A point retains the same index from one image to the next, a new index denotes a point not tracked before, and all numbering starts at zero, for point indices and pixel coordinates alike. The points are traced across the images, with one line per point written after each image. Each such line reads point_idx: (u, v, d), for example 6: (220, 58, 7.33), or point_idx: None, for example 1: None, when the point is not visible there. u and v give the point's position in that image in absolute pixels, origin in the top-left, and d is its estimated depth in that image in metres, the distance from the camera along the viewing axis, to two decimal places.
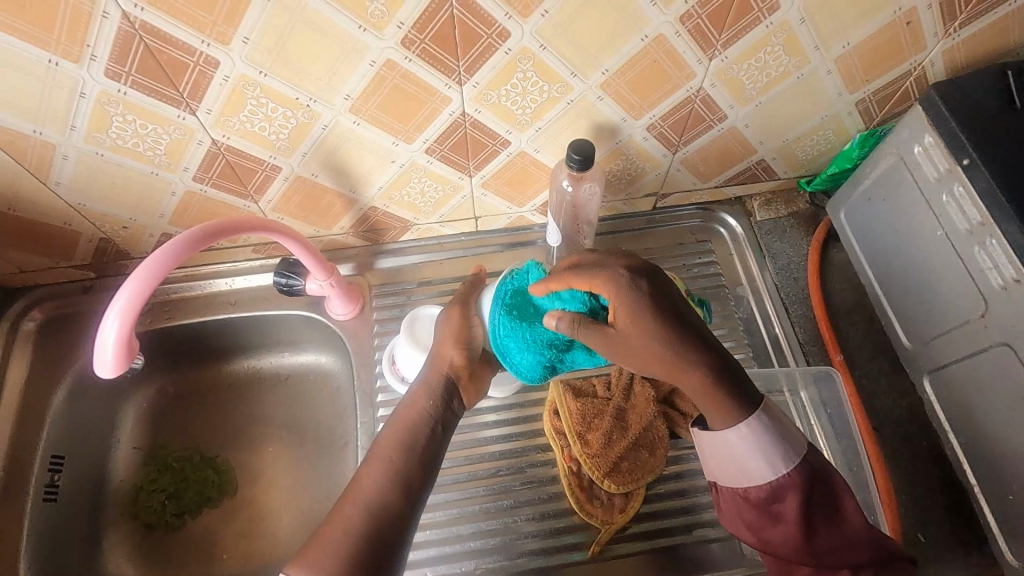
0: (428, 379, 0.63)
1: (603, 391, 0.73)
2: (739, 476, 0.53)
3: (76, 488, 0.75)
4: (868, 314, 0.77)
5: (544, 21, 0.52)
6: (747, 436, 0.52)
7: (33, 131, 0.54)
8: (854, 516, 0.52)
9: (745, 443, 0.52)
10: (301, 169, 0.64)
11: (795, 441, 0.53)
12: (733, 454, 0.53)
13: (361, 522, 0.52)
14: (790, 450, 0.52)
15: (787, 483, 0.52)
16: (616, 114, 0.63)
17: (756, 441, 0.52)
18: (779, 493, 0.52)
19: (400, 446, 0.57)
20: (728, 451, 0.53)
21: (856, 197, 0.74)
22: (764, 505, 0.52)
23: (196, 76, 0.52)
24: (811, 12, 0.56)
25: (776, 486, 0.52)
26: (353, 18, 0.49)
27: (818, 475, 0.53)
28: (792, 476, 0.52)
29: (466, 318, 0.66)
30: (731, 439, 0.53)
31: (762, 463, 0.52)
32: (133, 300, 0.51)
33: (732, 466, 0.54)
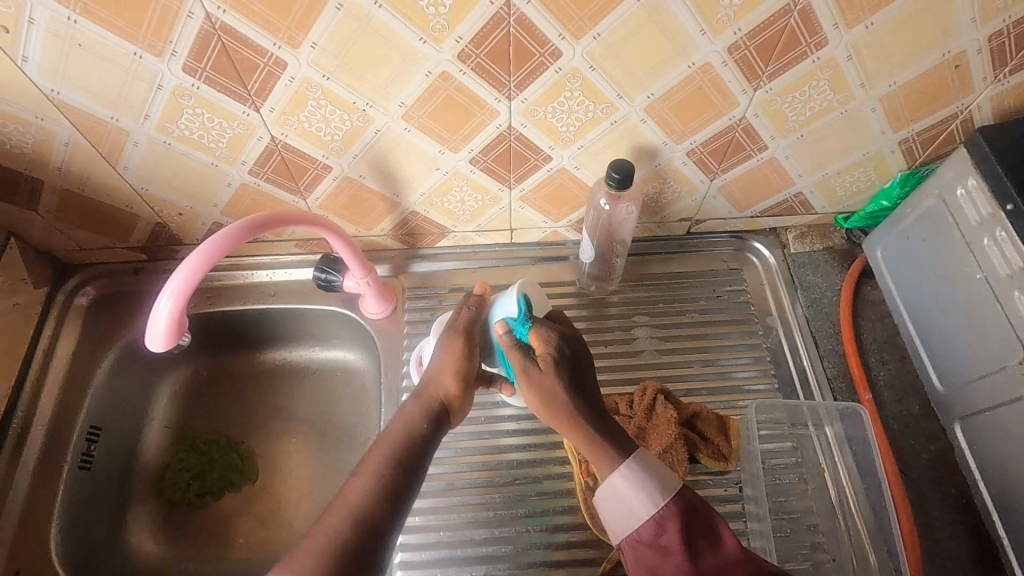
0: (425, 398, 0.61)
1: (625, 409, 0.71)
2: (626, 520, 0.54)
3: (109, 460, 0.78)
4: (900, 355, 0.75)
5: (595, 43, 0.54)
6: (625, 475, 0.54)
7: (110, 118, 0.59)
8: (730, 542, 0.51)
9: (626, 485, 0.54)
10: (350, 170, 0.67)
11: (668, 475, 0.55)
12: (615, 499, 0.54)
13: (345, 530, 0.51)
14: (664, 484, 0.54)
15: (666, 514, 0.53)
16: (658, 136, 0.65)
17: (631, 477, 0.54)
18: (662, 525, 0.52)
19: (392, 456, 0.56)
20: (616, 497, 0.55)
21: (894, 235, 0.73)
22: (653, 541, 0.52)
23: (264, 76, 0.55)
24: (859, 50, 0.57)
25: (658, 518, 0.52)
26: (416, 30, 0.52)
27: (695, 506, 0.53)
28: (669, 508, 0.53)
29: (467, 346, 0.63)
30: (614, 481, 0.55)
31: (642, 497, 0.53)
32: (189, 278, 0.54)
33: (619, 510, 0.54)
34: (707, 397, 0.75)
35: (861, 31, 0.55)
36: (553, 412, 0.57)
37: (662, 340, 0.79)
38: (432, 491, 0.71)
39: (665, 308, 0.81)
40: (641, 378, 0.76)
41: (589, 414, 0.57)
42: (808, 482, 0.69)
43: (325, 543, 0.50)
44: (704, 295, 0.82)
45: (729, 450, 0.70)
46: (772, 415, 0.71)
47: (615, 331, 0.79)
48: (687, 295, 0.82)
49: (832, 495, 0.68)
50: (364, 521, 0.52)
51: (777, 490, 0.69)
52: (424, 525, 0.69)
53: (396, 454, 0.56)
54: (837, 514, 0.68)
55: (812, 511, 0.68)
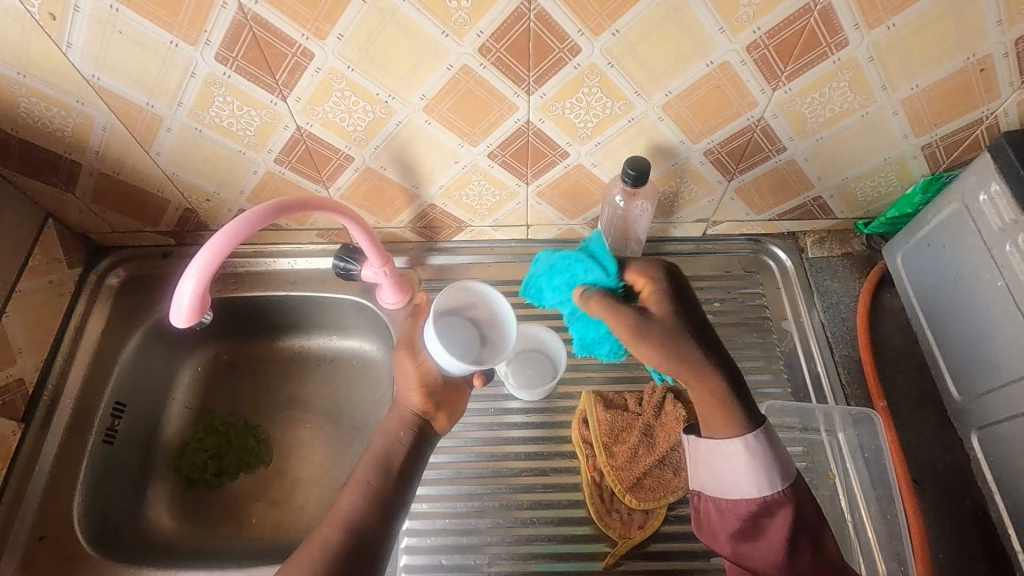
0: (401, 411, 0.64)
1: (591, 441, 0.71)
2: (727, 486, 0.54)
3: (132, 435, 0.80)
4: (918, 363, 0.74)
5: (613, 39, 0.55)
6: (750, 451, 0.53)
7: (146, 104, 0.61)
8: (831, 547, 0.52)
9: (743, 458, 0.53)
10: (371, 161, 0.69)
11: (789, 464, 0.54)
12: (726, 468, 0.54)
13: (335, 538, 0.55)
14: (784, 474, 0.53)
15: (777, 499, 0.52)
16: (675, 135, 0.65)
17: (752, 457, 0.53)
18: (769, 508, 0.53)
19: (376, 471, 0.59)
20: (725, 462, 0.55)
21: (915, 242, 0.72)
22: (750, 516, 0.53)
23: (292, 66, 0.57)
24: (880, 51, 0.56)
25: (767, 500, 0.53)
26: (438, 24, 0.53)
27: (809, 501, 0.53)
28: (780, 494, 0.52)
29: (413, 358, 0.64)
30: (731, 452, 0.54)
31: (756, 478, 0.53)
32: (212, 258, 0.55)
33: (724, 477, 0.54)
34: None
35: (882, 32, 0.55)
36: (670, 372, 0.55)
37: None
38: (441, 479, 0.72)
39: None
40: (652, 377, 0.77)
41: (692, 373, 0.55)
42: (818, 488, 0.69)
43: (321, 547, 0.54)
44: (718, 296, 0.81)
45: None
46: (783, 419, 0.71)
47: None
48: (701, 296, 0.82)
49: (843, 501, 0.68)
50: (358, 528, 0.56)
51: None
52: (431, 512, 0.70)
53: (380, 467, 0.60)
54: (846, 521, 0.67)
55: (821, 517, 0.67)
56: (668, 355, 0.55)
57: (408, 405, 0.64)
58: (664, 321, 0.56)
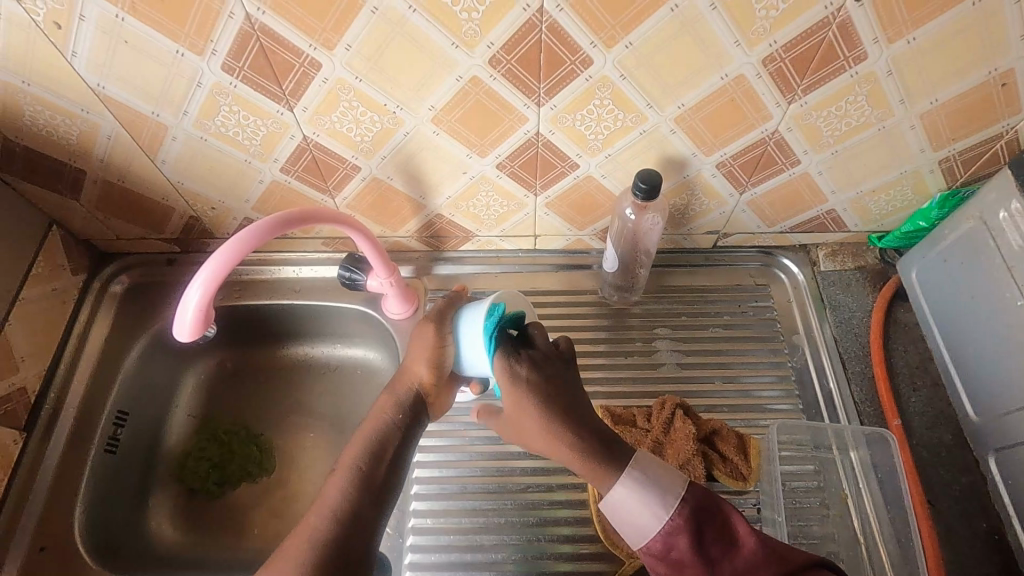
0: (395, 391, 0.63)
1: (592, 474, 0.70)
2: (636, 536, 0.51)
3: (134, 444, 0.80)
4: (933, 381, 0.73)
5: (627, 52, 0.54)
6: (630, 490, 0.52)
7: (151, 113, 0.61)
8: (746, 540, 0.48)
9: (628, 500, 0.52)
10: (378, 171, 0.68)
11: (669, 479, 0.52)
12: (625, 516, 0.52)
13: (326, 528, 0.51)
14: (667, 493, 0.51)
15: (674, 527, 0.49)
16: (686, 147, 0.64)
17: (633, 492, 0.52)
18: (672, 539, 0.49)
19: (366, 452, 0.57)
20: (622, 515, 0.52)
21: (931, 257, 0.71)
22: (665, 556, 0.49)
23: (300, 76, 0.56)
24: (899, 65, 0.55)
25: (666, 532, 0.49)
26: (448, 35, 0.52)
27: (704, 509, 0.50)
28: (676, 518, 0.50)
29: (438, 336, 0.63)
30: (618, 500, 0.52)
31: (647, 509, 0.51)
32: (217, 270, 0.54)
33: (628, 530, 0.52)
34: (728, 415, 0.74)
35: (902, 46, 0.53)
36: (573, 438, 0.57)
37: (684, 353, 0.78)
38: (446, 494, 0.71)
39: (688, 321, 0.80)
40: (661, 391, 0.75)
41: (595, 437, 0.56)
42: (830, 508, 0.67)
43: (309, 534, 0.50)
44: (728, 309, 0.80)
45: (748, 471, 0.68)
46: (794, 436, 0.69)
47: (636, 342, 0.79)
48: (711, 309, 0.80)
49: (855, 522, 0.66)
50: (348, 517, 0.52)
51: (797, 513, 0.67)
52: (435, 527, 0.69)
53: (372, 447, 0.57)
54: (859, 542, 0.65)
55: (834, 538, 0.66)
56: (537, 422, 0.57)
57: (407, 382, 0.63)
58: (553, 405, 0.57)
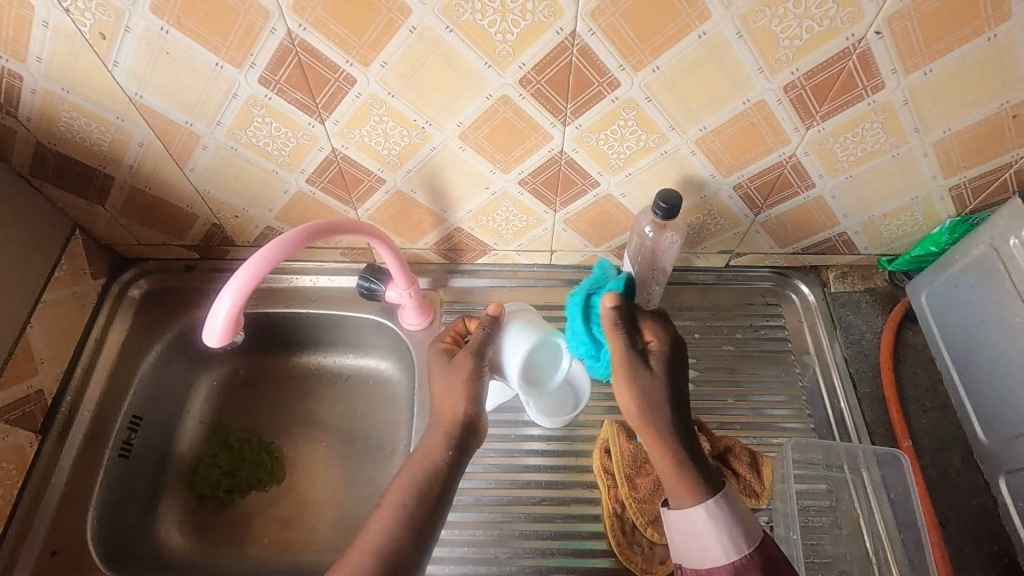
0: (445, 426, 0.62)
1: (626, 445, 0.71)
2: (701, 557, 0.55)
3: (146, 449, 0.80)
4: (942, 403, 0.74)
5: (653, 76, 0.55)
6: (713, 519, 0.55)
7: (185, 122, 0.62)
8: None
9: (710, 529, 0.55)
10: (402, 184, 0.69)
11: (750, 524, 0.55)
12: (694, 534, 0.56)
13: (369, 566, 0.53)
14: (748, 535, 0.55)
15: (746, 564, 0.53)
16: (706, 169, 0.66)
17: (717, 522, 0.55)
18: (740, 573, 0.53)
19: (413, 492, 0.58)
20: (693, 532, 0.56)
21: (941, 281, 0.72)
22: None
23: (334, 90, 0.58)
24: (915, 95, 0.57)
25: (738, 565, 0.53)
26: (481, 55, 0.54)
27: (773, 560, 0.54)
28: (752, 556, 0.54)
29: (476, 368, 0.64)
30: (696, 522, 0.55)
31: (724, 543, 0.54)
32: (249, 278, 0.55)
33: (697, 548, 0.55)
34: (740, 432, 0.74)
35: (919, 77, 0.55)
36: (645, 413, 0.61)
37: (697, 370, 0.78)
38: (460, 506, 0.71)
39: (701, 339, 0.81)
40: None
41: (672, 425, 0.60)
42: (843, 527, 0.68)
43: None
44: (741, 328, 0.81)
45: (761, 487, 0.69)
46: (808, 455, 0.70)
47: None
48: (723, 327, 0.81)
49: (867, 542, 0.67)
50: (393, 561, 0.54)
51: (809, 532, 0.68)
52: (450, 539, 0.69)
53: (419, 485, 0.58)
54: (871, 562, 0.66)
55: (846, 558, 0.66)
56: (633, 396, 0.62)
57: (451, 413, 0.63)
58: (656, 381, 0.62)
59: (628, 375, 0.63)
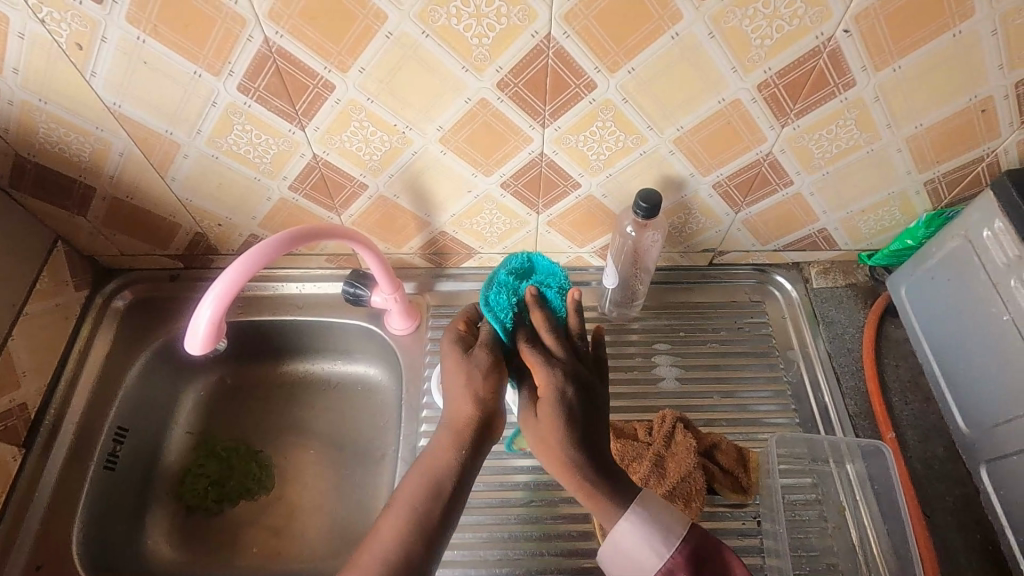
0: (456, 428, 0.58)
1: (643, 436, 0.71)
2: (635, 571, 0.54)
3: (132, 460, 0.79)
4: (924, 395, 0.75)
5: (629, 77, 0.56)
6: (632, 530, 0.54)
7: (164, 131, 0.62)
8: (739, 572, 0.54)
9: (628, 540, 0.54)
10: (385, 190, 0.70)
11: (672, 523, 0.55)
12: (622, 550, 0.55)
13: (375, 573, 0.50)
14: (669, 535, 0.54)
15: (674, 566, 0.53)
16: (685, 168, 0.66)
17: (637, 534, 0.54)
18: (670, 574, 0.53)
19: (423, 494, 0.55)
20: (621, 551, 0.55)
21: (918, 274, 0.73)
22: None
23: (313, 97, 0.58)
24: (885, 92, 0.58)
25: (666, 569, 0.53)
26: (458, 59, 0.54)
27: (702, 552, 0.54)
28: (677, 557, 0.54)
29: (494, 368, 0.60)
30: (620, 537, 0.55)
31: (650, 549, 0.54)
32: (231, 285, 0.56)
33: (628, 562, 0.55)
34: (726, 428, 0.75)
35: (888, 74, 0.57)
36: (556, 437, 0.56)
37: (683, 368, 0.79)
38: None
39: (686, 337, 0.81)
40: (661, 405, 0.76)
41: (587, 447, 0.56)
42: (829, 520, 0.68)
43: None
44: (725, 326, 0.82)
45: (748, 483, 0.69)
46: (792, 449, 0.70)
47: (636, 357, 0.80)
48: (708, 325, 0.82)
49: (853, 534, 0.67)
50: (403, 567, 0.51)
51: (796, 525, 0.68)
52: None
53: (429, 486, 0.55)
54: (858, 554, 0.66)
55: (833, 550, 0.67)
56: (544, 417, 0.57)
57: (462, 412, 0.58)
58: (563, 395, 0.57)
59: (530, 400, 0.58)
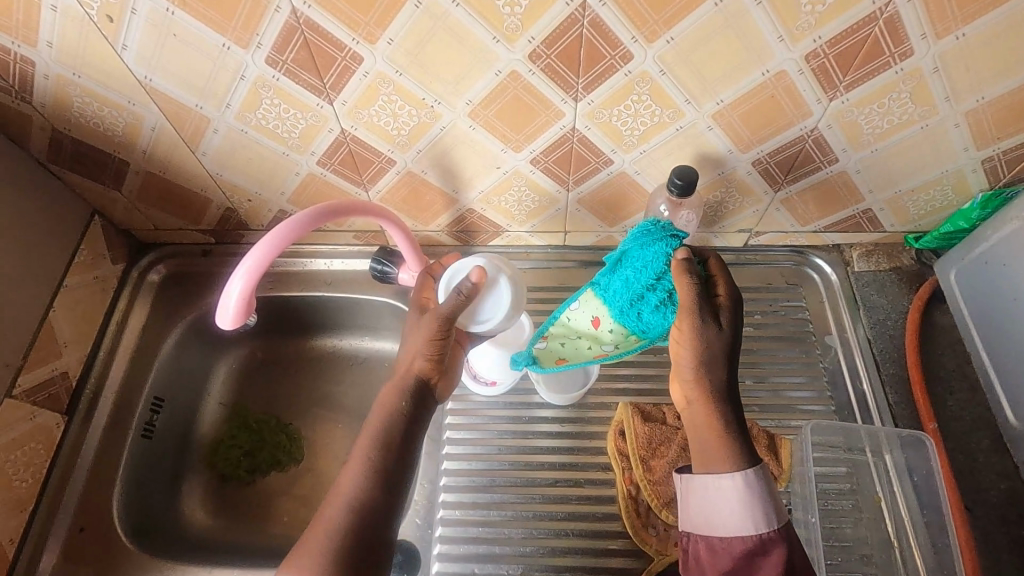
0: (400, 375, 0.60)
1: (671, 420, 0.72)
2: (724, 522, 0.52)
3: (169, 429, 0.82)
4: (970, 385, 0.72)
5: (668, 47, 0.53)
6: (740, 490, 0.52)
7: (195, 105, 0.62)
8: None
9: (735, 493, 0.52)
10: (413, 165, 0.69)
11: (780, 508, 0.52)
12: (719, 499, 0.52)
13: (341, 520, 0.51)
14: (777, 514, 0.52)
15: (771, 540, 0.51)
16: (723, 144, 0.64)
17: (746, 494, 0.51)
18: (763, 547, 0.50)
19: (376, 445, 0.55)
20: (721, 497, 0.52)
21: (971, 259, 0.69)
22: (746, 556, 0.50)
23: (341, 69, 0.57)
24: (946, 61, 0.54)
25: (762, 539, 0.51)
26: (489, 29, 0.52)
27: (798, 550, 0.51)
28: (778, 532, 0.51)
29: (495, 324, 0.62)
30: (725, 487, 0.52)
31: (750, 519, 0.51)
32: (259, 261, 0.56)
33: (717, 514, 0.52)
34: (758, 414, 0.73)
35: (950, 42, 0.53)
36: (708, 378, 0.54)
37: None
38: (474, 487, 0.71)
39: None
40: None
41: (725, 395, 0.54)
42: (863, 511, 0.67)
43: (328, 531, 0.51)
44: (760, 309, 0.79)
45: (779, 471, 0.68)
46: (827, 438, 0.68)
47: None
48: (742, 308, 0.80)
49: (888, 526, 0.65)
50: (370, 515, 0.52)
51: (828, 515, 0.67)
52: (464, 520, 0.70)
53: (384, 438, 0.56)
54: (893, 546, 0.65)
55: (866, 541, 0.65)
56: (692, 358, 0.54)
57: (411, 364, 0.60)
58: (719, 343, 0.54)
59: (686, 334, 0.54)
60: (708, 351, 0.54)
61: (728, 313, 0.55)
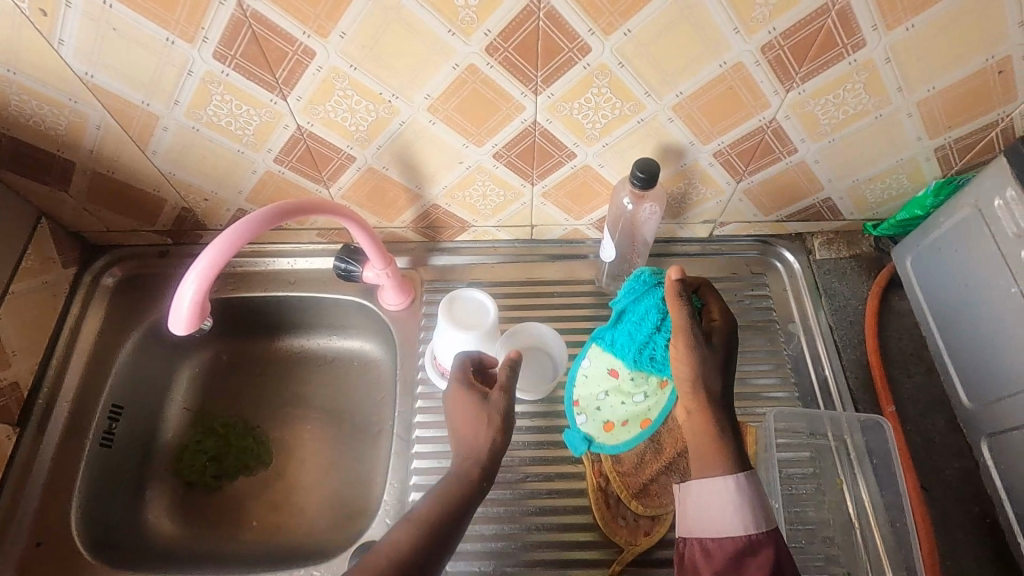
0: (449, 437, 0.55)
1: None
2: (717, 524, 0.52)
3: (129, 437, 0.79)
4: (927, 368, 0.74)
5: (625, 39, 0.53)
6: (733, 490, 0.52)
7: (142, 102, 0.59)
8: None
9: (727, 493, 0.52)
10: (374, 161, 0.67)
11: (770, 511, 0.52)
12: (712, 500, 0.53)
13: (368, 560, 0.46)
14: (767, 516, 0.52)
15: (760, 540, 0.51)
16: (685, 136, 0.64)
17: (738, 495, 0.52)
18: (753, 547, 0.50)
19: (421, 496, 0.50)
20: (714, 498, 0.53)
21: (925, 246, 0.71)
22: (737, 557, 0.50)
23: (293, 64, 0.55)
24: (897, 52, 0.55)
25: (751, 539, 0.51)
26: (443, 22, 0.51)
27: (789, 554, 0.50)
28: (768, 534, 0.51)
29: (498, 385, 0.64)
30: (718, 488, 0.52)
31: (741, 518, 0.51)
32: (211, 264, 0.54)
33: (711, 516, 0.52)
34: None
35: (901, 33, 0.53)
36: (704, 390, 0.53)
37: None
38: None
39: None
40: None
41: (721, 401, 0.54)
42: (826, 494, 0.68)
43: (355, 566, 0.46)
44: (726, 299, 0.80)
45: None
46: (790, 424, 0.70)
47: None
48: None
49: (850, 508, 0.67)
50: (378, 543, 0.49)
51: (792, 499, 0.68)
52: None
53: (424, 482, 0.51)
54: (854, 527, 0.66)
55: (829, 523, 0.67)
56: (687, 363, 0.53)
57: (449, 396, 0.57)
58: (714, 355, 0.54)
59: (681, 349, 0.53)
60: (705, 364, 0.53)
61: (724, 330, 0.55)
